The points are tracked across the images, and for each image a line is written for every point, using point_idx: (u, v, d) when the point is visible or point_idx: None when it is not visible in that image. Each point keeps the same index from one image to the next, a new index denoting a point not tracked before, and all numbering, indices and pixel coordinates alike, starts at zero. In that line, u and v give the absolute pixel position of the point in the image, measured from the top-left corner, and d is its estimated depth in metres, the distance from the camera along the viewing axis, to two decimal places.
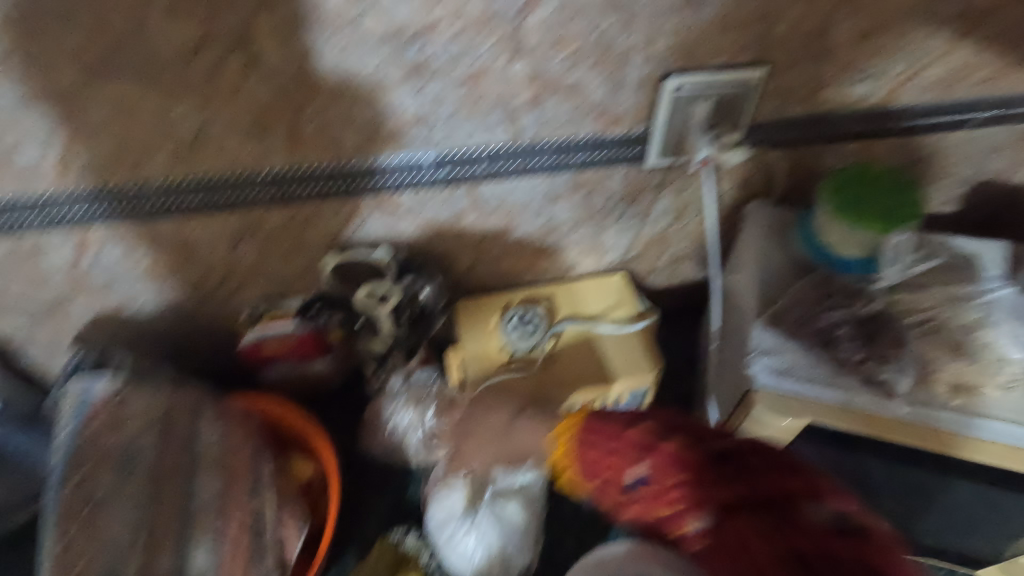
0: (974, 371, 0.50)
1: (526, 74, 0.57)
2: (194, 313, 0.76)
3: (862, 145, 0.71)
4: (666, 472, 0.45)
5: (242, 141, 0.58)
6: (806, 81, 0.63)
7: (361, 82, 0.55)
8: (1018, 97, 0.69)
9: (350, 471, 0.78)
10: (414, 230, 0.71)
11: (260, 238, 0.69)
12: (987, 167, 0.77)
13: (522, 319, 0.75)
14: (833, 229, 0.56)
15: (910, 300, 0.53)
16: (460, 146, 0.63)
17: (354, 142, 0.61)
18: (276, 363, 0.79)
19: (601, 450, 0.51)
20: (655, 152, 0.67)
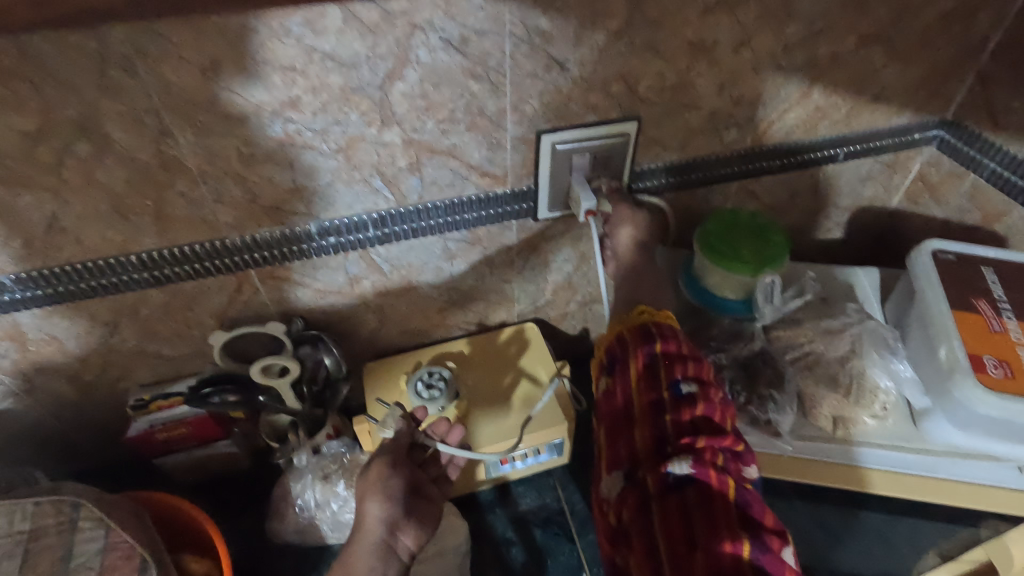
0: (850, 404, 0.51)
1: (400, 141, 0.57)
2: (74, 406, 0.70)
3: (742, 184, 0.75)
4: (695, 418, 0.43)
5: (104, 226, 0.55)
6: (677, 130, 0.66)
7: (226, 160, 0.54)
8: (873, 133, 0.74)
9: (256, 562, 0.73)
10: (310, 299, 0.69)
11: (139, 322, 0.65)
12: (861, 195, 0.82)
13: (429, 379, 0.73)
14: (709, 271, 0.58)
15: (789, 336, 0.54)
16: (345, 214, 0.62)
17: (229, 219, 0.58)
18: (172, 450, 0.74)
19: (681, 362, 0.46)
20: (544, 207, 0.68)
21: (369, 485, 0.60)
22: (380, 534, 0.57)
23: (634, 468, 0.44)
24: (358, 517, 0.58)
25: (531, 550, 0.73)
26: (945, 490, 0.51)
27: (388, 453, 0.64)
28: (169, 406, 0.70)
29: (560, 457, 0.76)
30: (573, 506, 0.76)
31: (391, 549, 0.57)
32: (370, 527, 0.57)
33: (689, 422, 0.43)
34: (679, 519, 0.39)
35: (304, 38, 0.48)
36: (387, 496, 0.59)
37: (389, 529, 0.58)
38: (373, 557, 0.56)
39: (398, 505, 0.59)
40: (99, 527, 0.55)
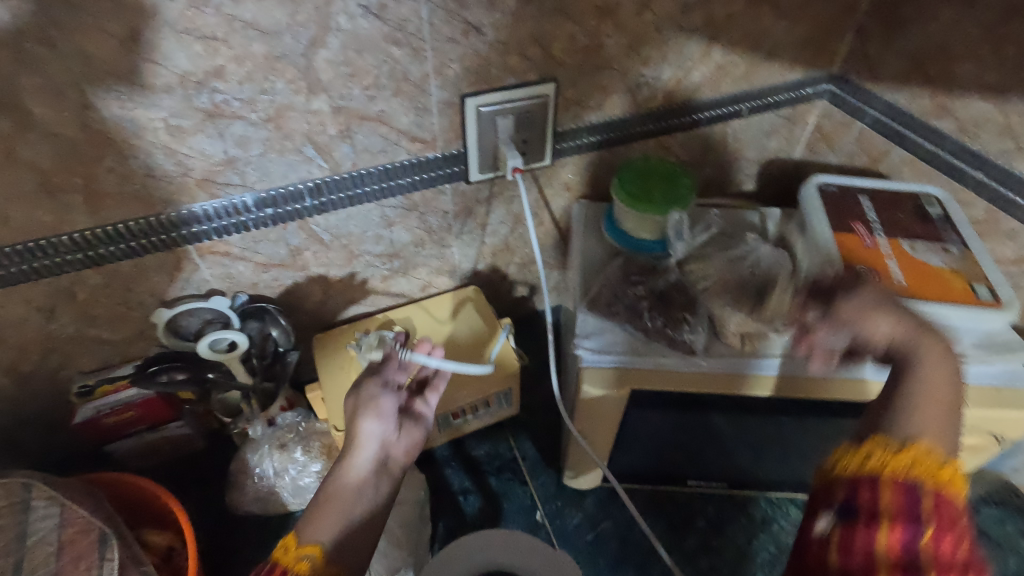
0: (755, 318, 0.56)
1: (329, 109, 0.59)
2: (14, 398, 0.69)
3: (658, 141, 0.81)
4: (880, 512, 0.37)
5: (32, 206, 0.55)
6: (592, 90, 0.70)
7: (155, 133, 0.55)
8: (771, 88, 0.82)
9: (218, 535, 0.74)
10: (252, 273, 0.70)
11: (77, 306, 0.64)
12: (767, 148, 0.90)
13: (377, 342, 0.76)
14: (627, 215, 0.63)
15: (698, 266, 0.60)
16: (280, 183, 0.63)
17: (163, 193, 0.59)
18: (121, 435, 0.74)
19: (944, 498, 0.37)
20: (475, 169, 0.71)
21: (360, 403, 0.59)
22: (372, 452, 0.57)
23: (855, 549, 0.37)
24: (351, 434, 0.57)
25: (487, 497, 0.77)
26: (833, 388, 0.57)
27: (378, 374, 0.64)
28: (115, 390, 0.70)
29: (510, 408, 0.81)
30: (524, 453, 0.81)
31: (384, 466, 0.58)
32: (364, 444, 0.57)
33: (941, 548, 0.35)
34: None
35: (224, 6, 0.49)
36: (381, 414, 0.59)
37: (381, 447, 0.57)
38: (366, 476, 0.55)
39: (392, 424, 0.59)
40: (54, 505, 0.56)
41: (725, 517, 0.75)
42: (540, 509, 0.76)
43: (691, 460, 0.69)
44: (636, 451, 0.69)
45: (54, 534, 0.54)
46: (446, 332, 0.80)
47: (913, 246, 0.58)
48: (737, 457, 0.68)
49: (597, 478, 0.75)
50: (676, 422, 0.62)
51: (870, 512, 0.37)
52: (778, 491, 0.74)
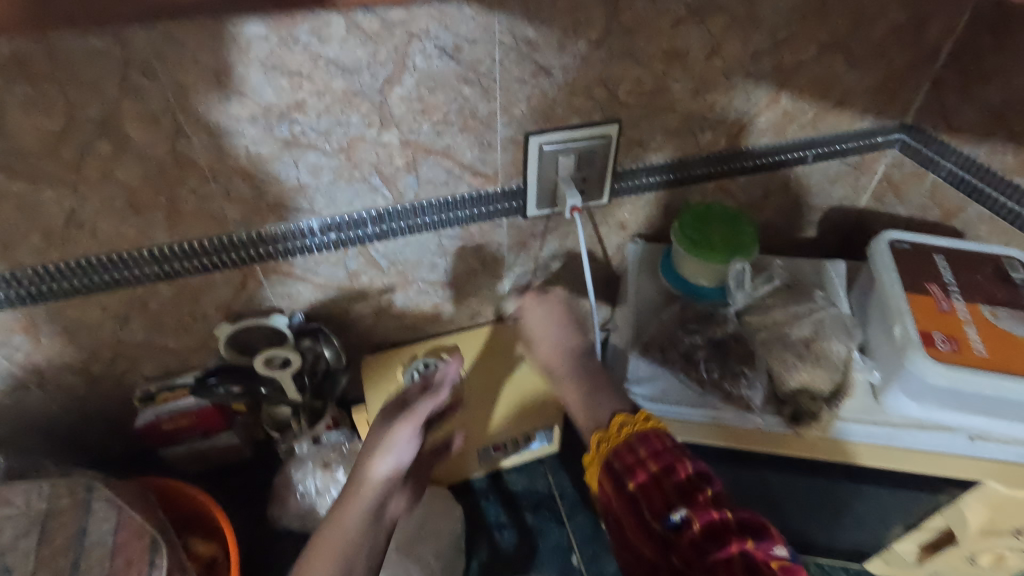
0: (816, 376, 0.54)
1: (398, 142, 0.61)
2: (84, 398, 0.73)
3: (718, 184, 0.80)
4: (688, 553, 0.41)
5: (119, 221, 0.59)
6: (655, 132, 0.70)
7: (236, 158, 0.58)
8: (839, 136, 0.80)
9: (258, 546, 0.76)
10: (311, 293, 0.73)
11: (148, 315, 0.68)
12: (830, 195, 0.87)
13: (424, 369, 0.77)
14: (687, 262, 0.62)
15: (758, 319, 0.58)
16: (345, 210, 0.66)
17: (237, 215, 0.62)
18: (176, 440, 0.77)
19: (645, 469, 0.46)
20: (533, 205, 0.72)
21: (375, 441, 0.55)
22: (373, 499, 0.53)
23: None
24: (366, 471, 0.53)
25: (523, 533, 0.76)
26: (887, 457, 0.55)
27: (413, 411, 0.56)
28: (175, 397, 0.73)
29: (550, 445, 0.81)
30: (562, 491, 0.80)
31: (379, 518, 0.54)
32: (370, 488, 0.53)
33: (650, 478, 0.46)
34: None
35: (311, 45, 0.52)
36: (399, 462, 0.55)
37: (381, 498, 0.54)
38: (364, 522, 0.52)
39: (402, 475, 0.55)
40: (112, 508, 0.58)
41: None
42: (576, 552, 0.75)
43: None
44: None
45: (110, 537, 0.56)
46: (494, 360, 0.81)
47: (994, 312, 0.55)
48: (788, 519, 0.65)
49: None
50: (731, 478, 0.60)
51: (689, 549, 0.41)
52: (829, 555, 0.70)
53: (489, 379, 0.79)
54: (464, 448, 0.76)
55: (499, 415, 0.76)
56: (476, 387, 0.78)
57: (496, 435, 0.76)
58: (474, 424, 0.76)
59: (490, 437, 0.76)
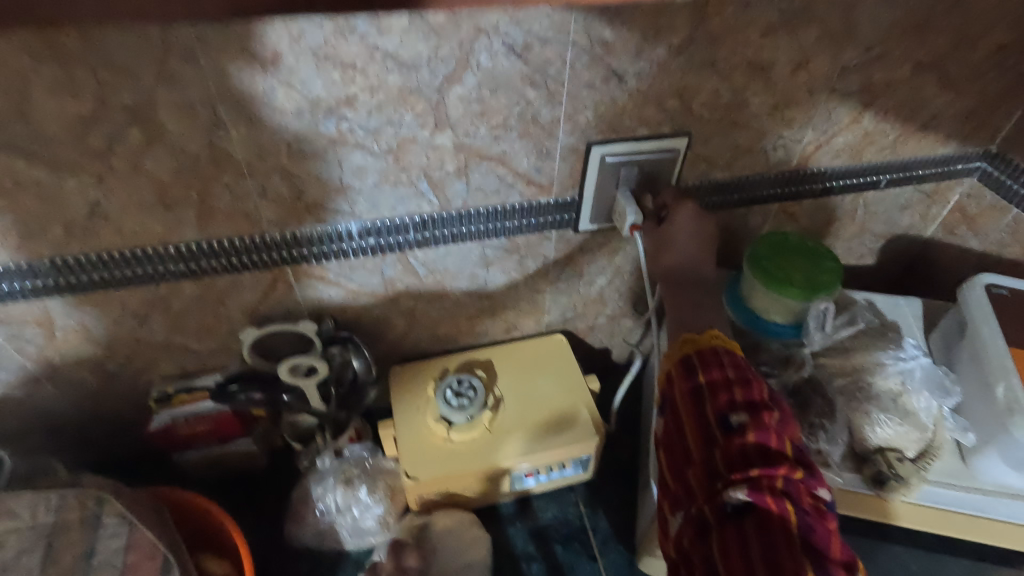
0: (901, 436, 0.50)
1: (451, 145, 0.56)
2: (96, 395, 0.69)
3: (782, 206, 0.74)
4: (746, 451, 0.40)
5: (146, 216, 0.54)
6: (724, 148, 0.65)
7: (276, 154, 0.53)
8: (917, 161, 0.74)
9: (273, 562, 0.71)
10: (342, 299, 0.68)
11: (170, 314, 0.63)
12: (896, 223, 0.81)
13: (458, 388, 0.72)
14: (759, 294, 0.57)
15: (836, 362, 0.53)
16: (387, 215, 0.61)
17: (272, 215, 0.57)
18: (191, 446, 0.72)
19: (719, 370, 0.45)
20: (586, 219, 0.67)
21: None
22: None
23: (688, 501, 0.42)
24: None
25: (553, 567, 0.72)
26: (971, 526, 0.50)
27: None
28: (192, 400, 0.69)
29: (584, 472, 0.75)
30: (595, 523, 0.75)
31: None
32: None
33: (721, 380, 0.45)
34: (733, 550, 0.36)
35: (368, 36, 0.47)
36: None
37: None
38: None
39: None
40: (124, 524, 0.53)
41: None
42: None
43: None
44: None
45: (118, 557, 0.52)
46: (530, 382, 0.76)
47: None
48: None
49: None
50: None
51: (746, 455, 0.40)
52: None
53: (525, 403, 0.74)
54: (494, 473, 0.69)
55: (532, 443, 0.70)
56: (511, 410, 0.73)
57: (529, 463, 0.70)
58: (506, 451, 0.69)
59: (523, 462, 0.69)
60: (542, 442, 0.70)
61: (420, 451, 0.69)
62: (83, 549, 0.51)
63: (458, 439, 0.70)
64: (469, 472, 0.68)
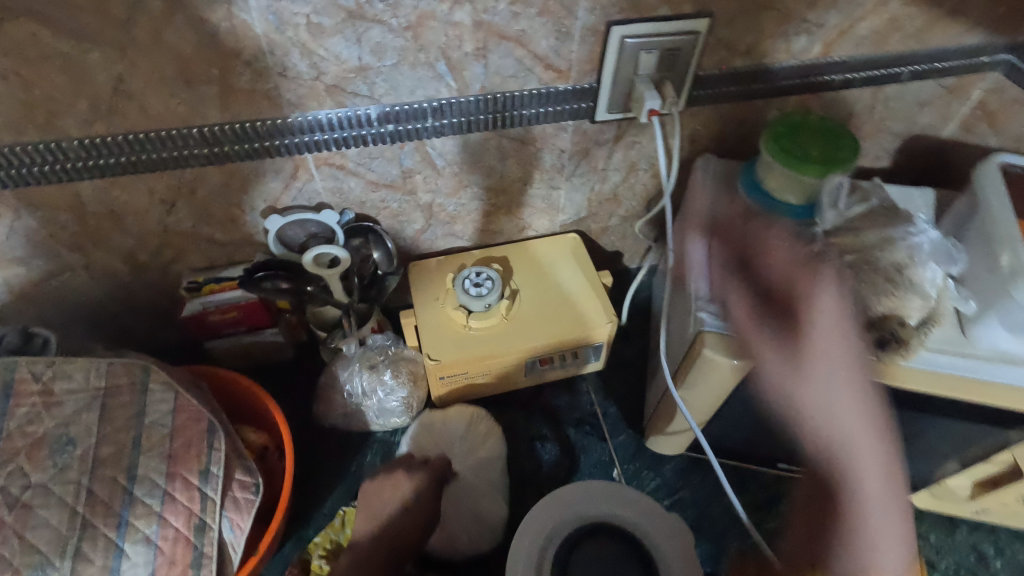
0: (908, 304, 0.52)
1: (470, 22, 0.56)
2: (128, 285, 0.72)
3: (801, 99, 0.73)
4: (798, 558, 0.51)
5: (170, 93, 0.55)
6: (746, 32, 0.64)
7: (295, 29, 0.53)
8: (943, 52, 0.72)
9: (305, 442, 0.77)
10: (361, 190, 0.69)
11: (196, 202, 0.65)
12: (916, 121, 0.80)
13: (476, 279, 0.74)
14: (775, 175, 0.60)
15: (846, 240, 0.54)
16: (406, 99, 0.61)
17: (293, 96, 0.58)
18: (222, 334, 0.76)
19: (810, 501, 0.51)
20: (603, 108, 0.67)
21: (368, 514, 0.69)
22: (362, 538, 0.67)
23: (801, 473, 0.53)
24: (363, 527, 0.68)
25: (565, 446, 0.77)
26: (965, 389, 0.53)
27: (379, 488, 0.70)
28: (221, 289, 0.72)
29: (597, 362, 0.79)
30: (605, 409, 0.79)
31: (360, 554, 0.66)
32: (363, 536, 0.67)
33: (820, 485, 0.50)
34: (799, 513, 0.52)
35: None
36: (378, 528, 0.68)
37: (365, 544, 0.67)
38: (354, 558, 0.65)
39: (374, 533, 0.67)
40: (169, 391, 0.57)
41: None
42: (618, 467, 0.75)
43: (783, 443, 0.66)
44: (731, 423, 0.65)
45: (165, 420, 0.56)
46: (545, 277, 0.78)
47: None
48: None
49: (680, 444, 0.72)
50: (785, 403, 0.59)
51: None
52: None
53: (542, 294, 0.77)
54: (512, 359, 0.73)
55: (551, 329, 0.74)
56: (528, 300, 0.76)
57: (544, 350, 0.73)
58: (525, 335, 0.73)
59: (539, 349, 0.73)
60: (558, 330, 0.74)
61: (440, 338, 0.73)
62: (133, 411, 0.55)
63: (477, 327, 0.73)
64: (492, 354, 0.72)
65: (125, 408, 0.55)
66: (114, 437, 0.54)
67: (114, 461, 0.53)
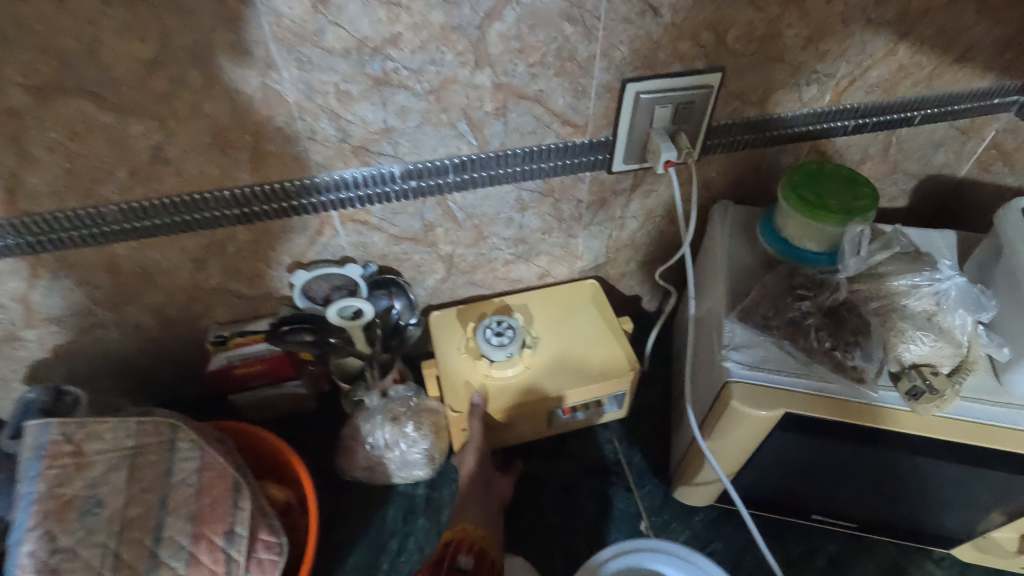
0: (937, 351, 0.52)
1: (491, 84, 0.58)
2: (157, 340, 0.74)
3: (815, 144, 0.74)
4: None
5: (205, 159, 0.57)
6: (757, 85, 0.65)
7: (325, 96, 0.55)
8: (954, 95, 0.73)
9: (327, 494, 0.76)
10: (384, 244, 0.71)
11: (225, 259, 0.67)
12: (931, 162, 0.80)
13: (497, 328, 0.74)
14: (793, 223, 0.60)
15: (871, 287, 0.54)
16: (428, 157, 0.63)
17: (320, 157, 0.60)
18: (247, 386, 0.77)
19: None
20: (620, 159, 0.68)
21: None
22: None
23: None
24: None
25: (590, 498, 0.75)
26: (1002, 437, 0.51)
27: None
28: (247, 342, 0.73)
29: (620, 409, 0.78)
30: (630, 457, 0.78)
31: None
32: None
33: None
34: None
35: None
36: None
37: None
38: None
39: None
40: (195, 448, 0.57)
41: (849, 558, 0.69)
42: (646, 519, 0.73)
43: (816, 492, 0.64)
44: (761, 474, 0.63)
45: (190, 480, 0.56)
46: (566, 324, 0.79)
47: None
48: (867, 495, 0.63)
49: (705, 495, 0.70)
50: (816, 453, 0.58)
51: None
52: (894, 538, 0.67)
53: (564, 342, 0.77)
54: (537, 408, 0.72)
55: (577, 377, 0.73)
56: (551, 349, 0.76)
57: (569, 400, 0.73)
58: (550, 382, 0.73)
59: (562, 399, 0.72)
60: (581, 377, 0.73)
61: (466, 387, 0.73)
62: (159, 472, 0.55)
63: (500, 376, 0.73)
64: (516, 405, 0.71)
65: (152, 468, 0.55)
66: (142, 497, 0.54)
67: (142, 522, 0.53)
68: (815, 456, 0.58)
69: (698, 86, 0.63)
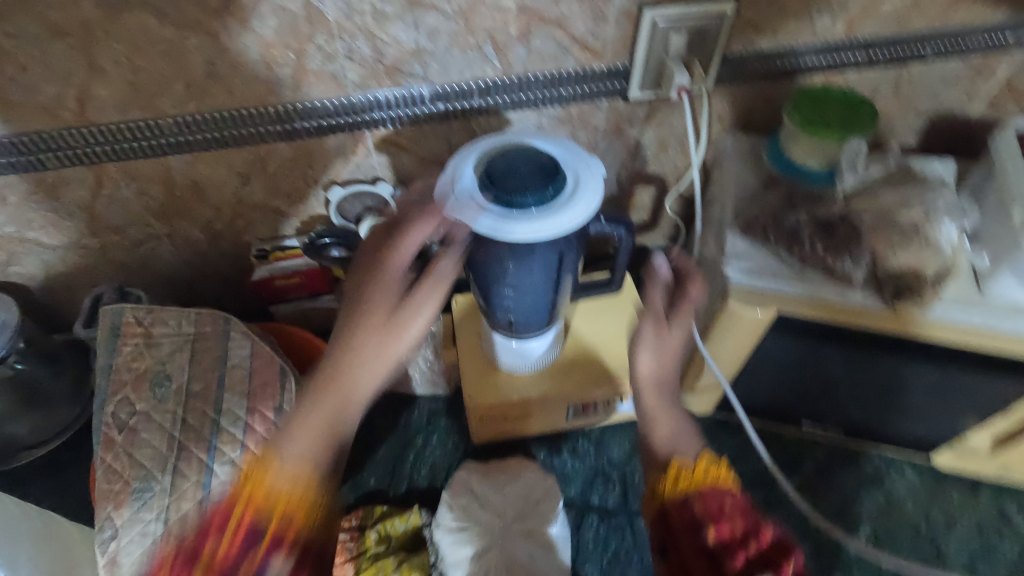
0: (920, 254, 0.56)
1: (515, 7, 0.62)
2: (205, 253, 0.81)
3: (825, 77, 0.76)
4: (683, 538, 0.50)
5: (252, 75, 0.62)
6: (771, 13, 0.68)
7: (362, 16, 0.60)
8: (969, 29, 0.73)
9: None
10: (413, 166, 0.76)
11: (267, 175, 0.73)
12: (943, 100, 0.81)
13: None
14: (797, 142, 0.63)
15: (865, 202, 0.59)
16: (456, 80, 0.67)
17: (356, 76, 0.65)
18: (285, 298, 0.86)
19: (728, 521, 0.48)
20: (635, 87, 0.72)
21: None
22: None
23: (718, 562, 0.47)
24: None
25: None
26: (975, 335, 0.56)
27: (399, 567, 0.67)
28: (287, 257, 0.81)
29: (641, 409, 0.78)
30: None
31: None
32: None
33: (733, 532, 0.48)
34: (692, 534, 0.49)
35: None
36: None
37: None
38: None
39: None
40: (246, 339, 0.64)
41: (834, 465, 0.75)
42: None
43: (809, 398, 0.70)
44: (757, 378, 0.68)
45: (245, 364, 0.63)
46: (602, 321, 0.78)
47: None
48: (852, 401, 0.68)
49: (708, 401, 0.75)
50: (802, 355, 0.63)
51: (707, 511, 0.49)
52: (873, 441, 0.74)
53: (584, 339, 0.77)
54: (553, 399, 0.73)
55: (594, 377, 0.74)
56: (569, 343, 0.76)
57: (587, 394, 0.73)
58: (562, 380, 0.73)
59: (576, 398, 0.73)
60: (597, 380, 0.73)
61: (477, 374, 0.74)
62: (218, 356, 0.63)
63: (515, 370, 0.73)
64: (523, 398, 0.72)
65: (212, 351, 0.63)
66: (203, 375, 0.62)
67: (204, 395, 0.61)
68: (801, 357, 0.63)
69: (714, 13, 0.66)
